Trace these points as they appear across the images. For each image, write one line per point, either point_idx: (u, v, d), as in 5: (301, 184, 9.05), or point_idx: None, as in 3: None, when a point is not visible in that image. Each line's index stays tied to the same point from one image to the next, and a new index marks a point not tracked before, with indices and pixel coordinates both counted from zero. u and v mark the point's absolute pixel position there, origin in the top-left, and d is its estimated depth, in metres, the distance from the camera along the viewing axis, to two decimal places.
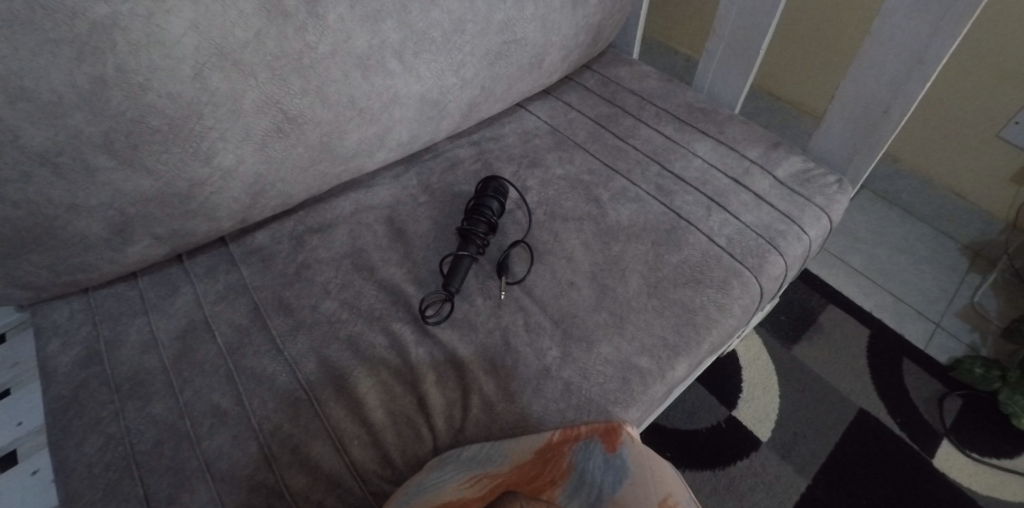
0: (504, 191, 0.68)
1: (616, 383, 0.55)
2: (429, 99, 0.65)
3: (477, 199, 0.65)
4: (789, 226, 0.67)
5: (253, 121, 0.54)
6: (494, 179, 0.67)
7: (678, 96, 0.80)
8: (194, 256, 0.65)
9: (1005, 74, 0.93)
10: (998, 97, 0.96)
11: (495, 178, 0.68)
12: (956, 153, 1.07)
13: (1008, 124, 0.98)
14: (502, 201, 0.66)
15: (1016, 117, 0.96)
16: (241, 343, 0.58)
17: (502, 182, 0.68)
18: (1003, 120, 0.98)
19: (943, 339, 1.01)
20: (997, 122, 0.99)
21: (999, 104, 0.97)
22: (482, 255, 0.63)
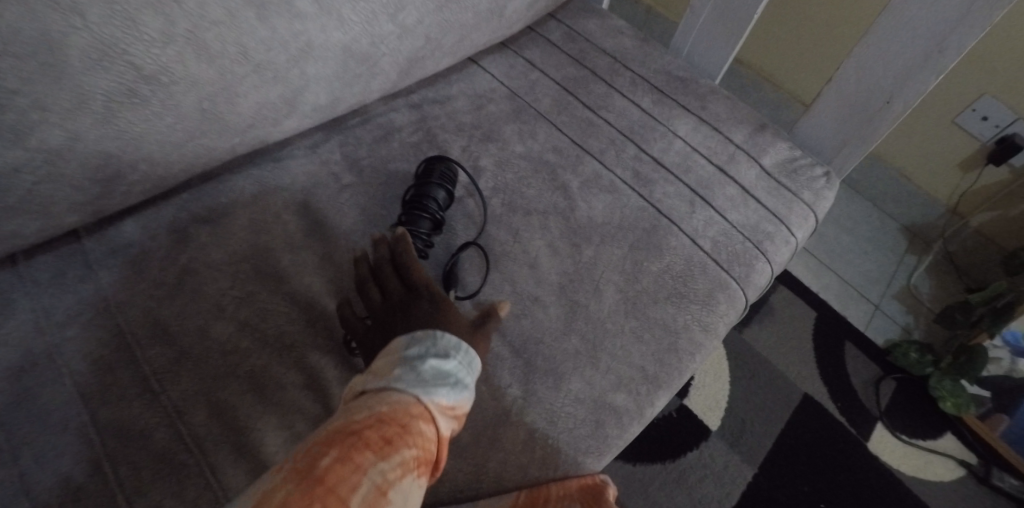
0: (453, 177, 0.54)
1: (589, 427, 0.46)
2: (356, 52, 0.49)
3: (421, 183, 0.52)
4: (777, 228, 0.59)
5: (90, 81, 0.37)
6: (443, 159, 0.54)
7: (657, 60, 0.68)
8: (29, 256, 0.47)
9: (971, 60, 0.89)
10: (961, 84, 0.93)
11: (445, 157, 0.55)
12: (909, 134, 1.04)
13: (965, 111, 0.95)
14: (452, 190, 0.53)
15: (974, 105, 0.93)
16: (100, 385, 0.43)
17: (451, 164, 0.55)
18: (961, 106, 0.95)
19: (880, 320, 1.02)
20: (954, 107, 0.96)
21: (961, 90, 0.93)
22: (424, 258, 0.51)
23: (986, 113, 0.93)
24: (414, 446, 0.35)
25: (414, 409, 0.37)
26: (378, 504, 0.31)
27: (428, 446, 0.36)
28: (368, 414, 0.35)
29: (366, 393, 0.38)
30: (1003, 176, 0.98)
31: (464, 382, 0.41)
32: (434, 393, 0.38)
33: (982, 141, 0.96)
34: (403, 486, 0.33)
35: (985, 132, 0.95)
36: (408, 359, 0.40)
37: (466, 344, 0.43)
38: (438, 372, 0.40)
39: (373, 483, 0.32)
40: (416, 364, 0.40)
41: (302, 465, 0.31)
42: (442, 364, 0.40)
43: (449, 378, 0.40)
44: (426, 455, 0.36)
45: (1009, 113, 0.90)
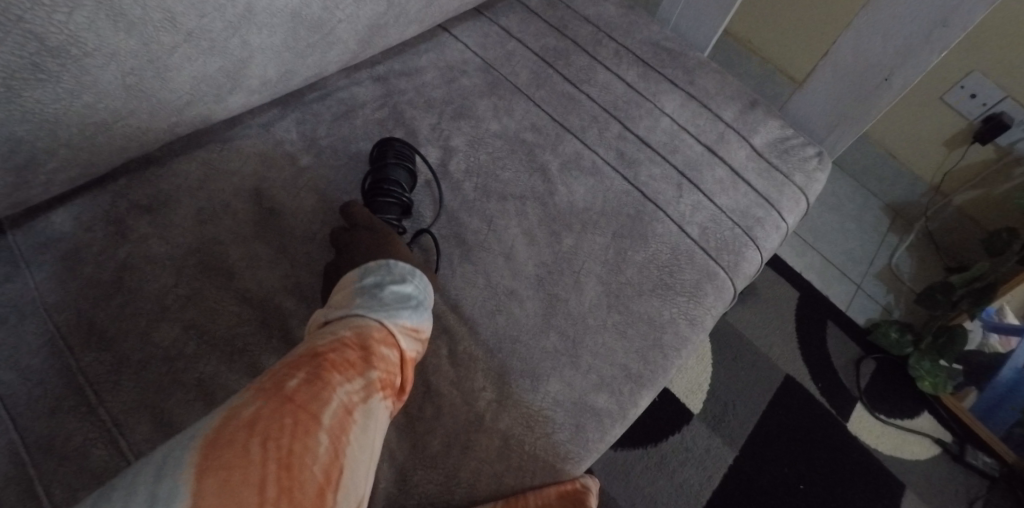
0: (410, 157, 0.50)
1: (568, 431, 0.43)
2: (308, 18, 0.43)
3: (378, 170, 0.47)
4: (768, 212, 0.56)
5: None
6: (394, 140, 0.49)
7: (643, 30, 0.63)
8: None
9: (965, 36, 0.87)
10: (950, 60, 0.91)
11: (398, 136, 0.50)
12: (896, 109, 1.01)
13: (954, 88, 0.93)
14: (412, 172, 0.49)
15: (963, 82, 0.91)
16: (27, 397, 0.38)
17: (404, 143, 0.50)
18: (949, 84, 0.93)
19: (862, 299, 1.02)
20: (943, 84, 0.94)
21: (951, 66, 0.91)
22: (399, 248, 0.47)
23: (975, 91, 0.91)
24: (380, 368, 0.36)
25: (377, 334, 0.37)
26: (344, 422, 0.33)
27: (395, 367, 0.37)
28: (333, 339, 0.36)
29: (328, 321, 0.38)
30: (987, 155, 0.96)
31: (427, 304, 0.42)
32: (397, 316, 0.38)
33: (968, 119, 0.94)
34: (370, 405, 0.35)
35: (972, 111, 0.93)
36: (366, 287, 0.39)
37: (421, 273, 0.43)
38: (399, 298, 0.39)
39: (339, 403, 0.33)
40: (376, 291, 0.39)
41: (272, 383, 0.33)
42: (402, 290, 0.40)
43: (410, 301, 0.40)
44: (392, 375, 0.37)
45: (996, 91, 0.89)
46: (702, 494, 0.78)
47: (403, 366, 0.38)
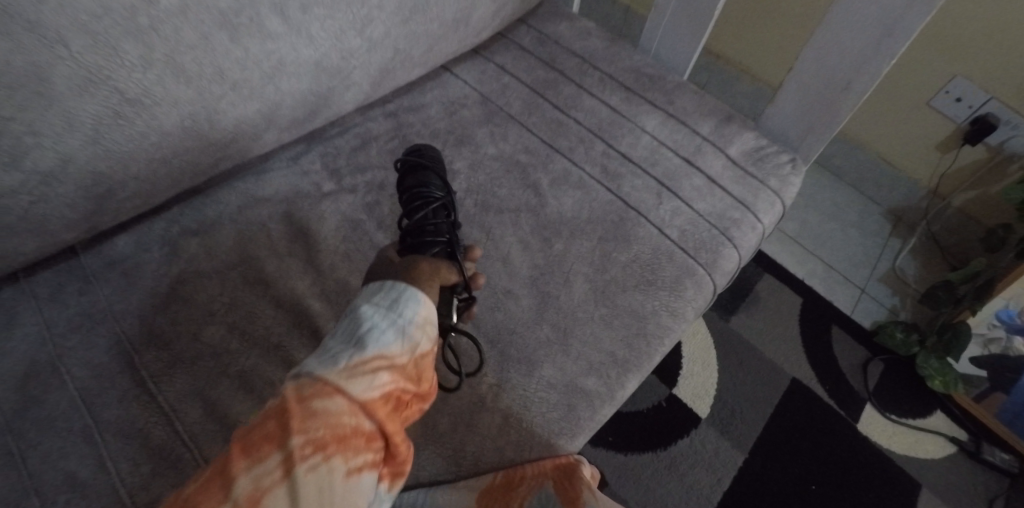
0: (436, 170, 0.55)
1: (561, 411, 0.48)
2: (328, 67, 0.52)
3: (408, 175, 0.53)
4: (743, 214, 0.61)
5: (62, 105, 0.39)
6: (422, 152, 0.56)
7: (625, 59, 0.71)
8: (30, 272, 0.51)
9: (942, 46, 0.92)
10: (933, 66, 0.95)
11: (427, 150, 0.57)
12: (887, 118, 1.06)
13: (939, 94, 0.97)
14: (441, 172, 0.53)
15: (948, 86, 0.95)
16: (102, 388, 0.46)
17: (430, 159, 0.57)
18: (935, 89, 0.97)
19: (867, 303, 1.04)
20: (929, 90, 0.98)
21: (934, 74, 0.96)
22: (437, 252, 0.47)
23: (959, 95, 0.95)
24: (303, 435, 0.35)
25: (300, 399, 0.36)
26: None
27: (341, 420, 0.36)
28: (261, 419, 0.36)
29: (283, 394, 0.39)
30: (979, 156, 0.99)
31: (392, 335, 0.40)
32: (330, 371, 0.37)
33: (957, 123, 0.98)
34: (292, 480, 0.33)
35: (959, 114, 0.97)
36: (319, 350, 0.40)
37: (392, 305, 0.42)
38: (340, 350, 0.39)
39: (257, 480, 0.33)
40: (324, 352, 0.39)
41: (192, 484, 0.34)
42: (349, 340, 0.40)
43: (355, 348, 0.39)
44: (337, 429, 0.35)
45: (982, 92, 0.93)
46: (712, 495, 0.81)
47: (359, 412, 0.37)
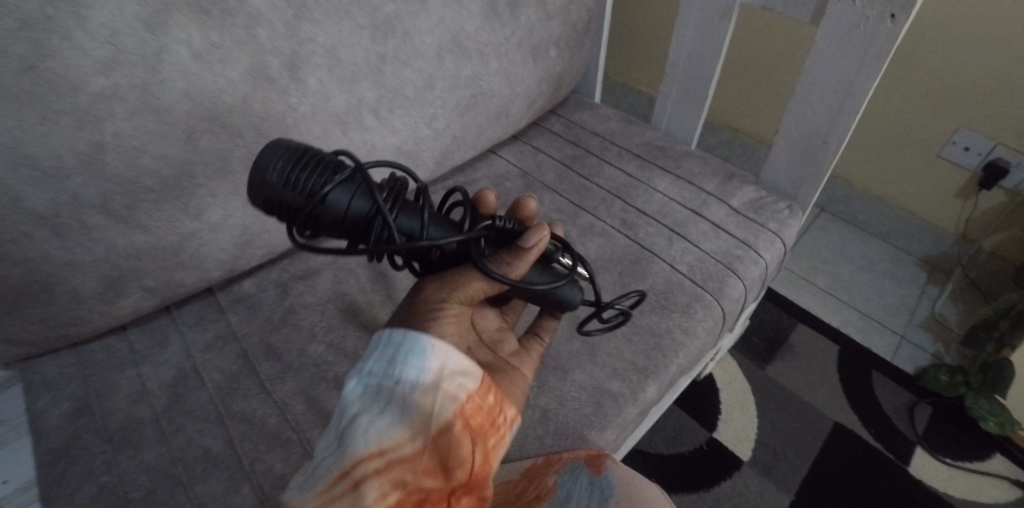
0: (306, 144, 0.39)
1: (591, 407, 0.58)
2: (405, 150, 0.70)
3: (332, 235, 0.40)
4: (745, 251, 0.71)
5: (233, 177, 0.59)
6: (266, 181, 0.37)
7: (639, 136, 0.87)
8: (182, 306, 0.68)
9: (941, 103, 1.05)
10: (937, 121, 1.07)
11: (256, 162, 0.38)
12: (905, 171, 1.17)
13: (948, 144, 1.08)
14: (325, 176, 0.38)
15: (954, 137, 1.06)
16: (231, 388, 0.60)
17: (277, 155, 0.38)
18: (943, 141, 1.08)
19: (908, 351, 1.07)
20: (937, 143, 1.09)
21: (940, 127, 1.07)
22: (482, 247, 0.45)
23: (966, 144, 1.05)
24: None
25: None
26: None
27: None
28: None
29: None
30: (999, 199, 1.07)
31: (383, 421, 0.40)
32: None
33: (970, 169, 1.07)
34: None
35: (970, 161, 1.06)
36: (314, 462, 0.40)
37: (383, 401, 0.41)
38: (324, 473, 0.39)
39: None
40: (313, 469, 0.40)
41: None
42: (336, 457, 0.39)
43: (336, 471, 0.39)
44: None
45: (985, 140, 1.03)
46: None
47: None
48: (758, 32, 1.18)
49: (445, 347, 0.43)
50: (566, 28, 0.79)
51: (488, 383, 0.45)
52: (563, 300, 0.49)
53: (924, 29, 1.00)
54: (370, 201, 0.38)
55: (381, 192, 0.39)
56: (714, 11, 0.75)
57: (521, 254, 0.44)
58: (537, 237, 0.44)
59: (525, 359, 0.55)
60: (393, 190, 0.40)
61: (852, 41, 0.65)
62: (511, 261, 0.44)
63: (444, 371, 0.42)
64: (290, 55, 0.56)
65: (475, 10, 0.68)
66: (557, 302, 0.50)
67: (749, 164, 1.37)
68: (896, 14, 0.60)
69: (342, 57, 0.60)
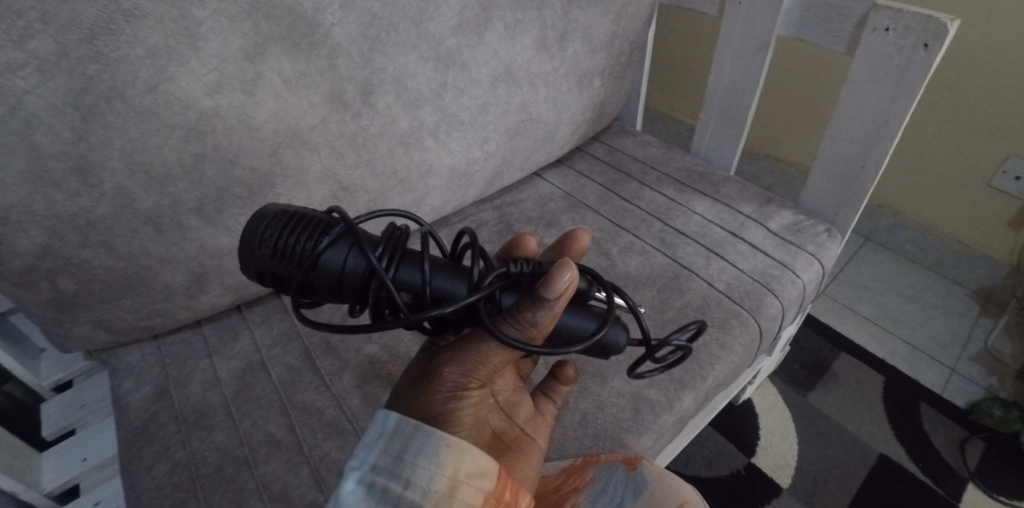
0: (298, 208, 0.38)
1: (628, 412, 0.60)
2: (459, 169, 0.76)
3: (334, 298, 0.38)
4: (783, 271, 0.73)
5: (279, 202, 0.63)
6: (256, 253, 0.37)
7: (678, 162, 0.91)
8: (251, 306, 0.74)
9: (989, 132, 1.05)
10: (985, 150, 1.07)
11: (245, 235, 0.37)
12: (953, 200, 1.16)
13: (997, 174, 1.07)
14: (314, 238, 0.37)
15: (1003, 166, 1.06)
16: (293, 381, 0.65)
17: (266, 221, 0.37)
18: (992, 170, 1.08)
19: (959, 384, 1.04)
20: (986, 172, 1.09)
21: (988, 156, 1.07)
22: (502, 296, 0.39)
23: (1017, 173, 1.05)
24: None
25: None
26: None
27: None
28: None
29: None
30: None
31: None
32: None
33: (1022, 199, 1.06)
34: None
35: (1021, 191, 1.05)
36: None
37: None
38: None
39: None
40: None
41: None
42: None
43: None
44: None
45: None
46: None
47: None
48: (797, 62, 1.21)
49: (463, 445, 0.38)
50: (610, 60, 0.85)
51: (505, 479, 0.40)
52: (610, 344, 0.41)
53: (970, 59, 1.01)
54: (362, 259, 0.36)
55: (374, 250, 0.36)
56: (752, 45, 0.79)
57: (543, 302, 0.37)
58: (561, 282, 0.37)
59: (540, 424, 0.52)
60: (389, 243, 0.37)
61: (886, 70, 0.68)
62: (533, 314, 0.37)
63: (459, 475, 0.38)
64: (364, 82, 0.63)
65: (527, 43, 0.74)
66: (604, 348, 0.42)
67: (789, 192, 1.38)
68: (929, 43, 0.63)
69: (408, 84, 0.67)
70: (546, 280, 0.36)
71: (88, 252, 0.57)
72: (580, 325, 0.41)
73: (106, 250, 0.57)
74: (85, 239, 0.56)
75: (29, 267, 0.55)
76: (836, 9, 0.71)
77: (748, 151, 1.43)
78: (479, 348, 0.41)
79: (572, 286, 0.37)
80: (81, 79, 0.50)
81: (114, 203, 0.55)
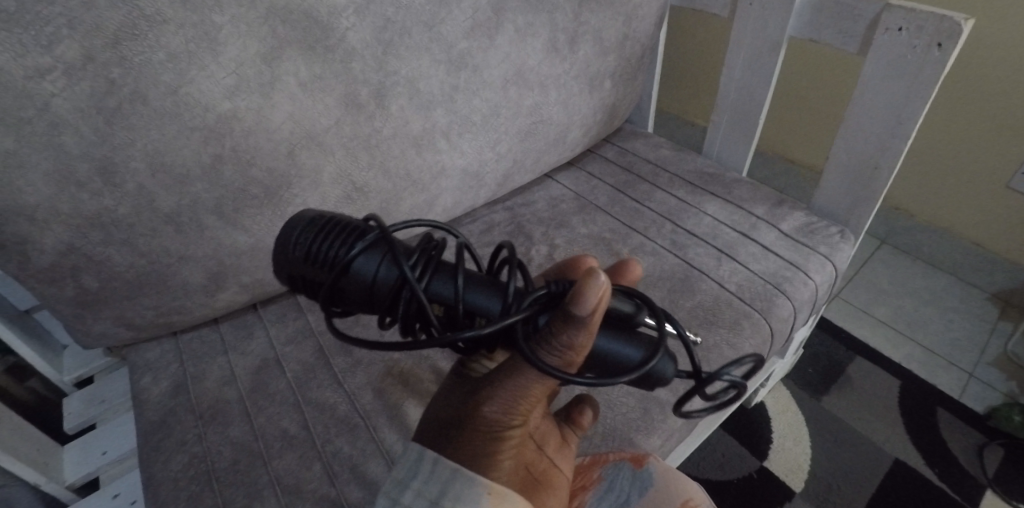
0: (334, 215, 0.40)
1: (638, 412, 0.60)
2: (471, 171, 0.77)
3: (365, 307, 0.39)
4: (795, 272, 0.73)
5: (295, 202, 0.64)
6: (292, 257, 0.38)
7: (689, 163, 0.91)
8: (266, 305, 0.76)
9: (1007, 133, 1.03)
10: (1003, 152, 1.05)
11: (284, 239, 0.38)
12: (970, 203, 1.14)
13: (1015, 176, 1.06)
14: (349, 244, 0.37)
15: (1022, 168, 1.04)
16: (307, 378, 0.67)
17: (304, 228, 0.38)
18: (1011, 172, 1.06)
19: (977, 389, 1.02)
20: (1004, 174, 1.07)
21: (1007, 158, 1.05)
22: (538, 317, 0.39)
23: None
24: None
25: None
26: None
27: None
28: None
29: None
30: None
31: None
32: None
33: None
34: None
35: None
36: None
37: None
38: None
39: None
40: None
41: None
42: None
43: None
44: None
45: None
46: None
47: None
48: (810, 64, 1.20)
49: (503, 493, 0.38)
50: (621, 62, 0.85)
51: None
52: (657, 374, 0.39)
53: (988, 59, 1.00)
54: (393, 268, 0.37)
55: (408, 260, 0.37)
56: (764, 46, 0.79)
57: (577, 323, 0.36)
58: (590, 298, 0.36)
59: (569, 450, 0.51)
60: (422, 254, 0.37)
61: (900, 70, 0.68)
62: (567, 335, 0.37)
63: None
64: (378, 84, 0.65)
65: (538, 46, 0.75)
66: (651, 378, 0.40)
67: (802, 194, 1.37)
68: (942, 42, 0.63)
69: (421, 87, 0.68)
70: (573, 296, 0.36)
71: (110, 250, 0.58)
72: (622, 353, 0.39)
73: (127, 248, 0.59)
74: (108, 237, 0.58)
75: (54, 265, 0.57)
76: (848, 10, 0.70)
77: (760, 153, 1.43)
78: (518, 382, 0.41)
79: (602, 301, 0.36)
80: (105, 82, 0.51)
81: (136, 202, 0.57)
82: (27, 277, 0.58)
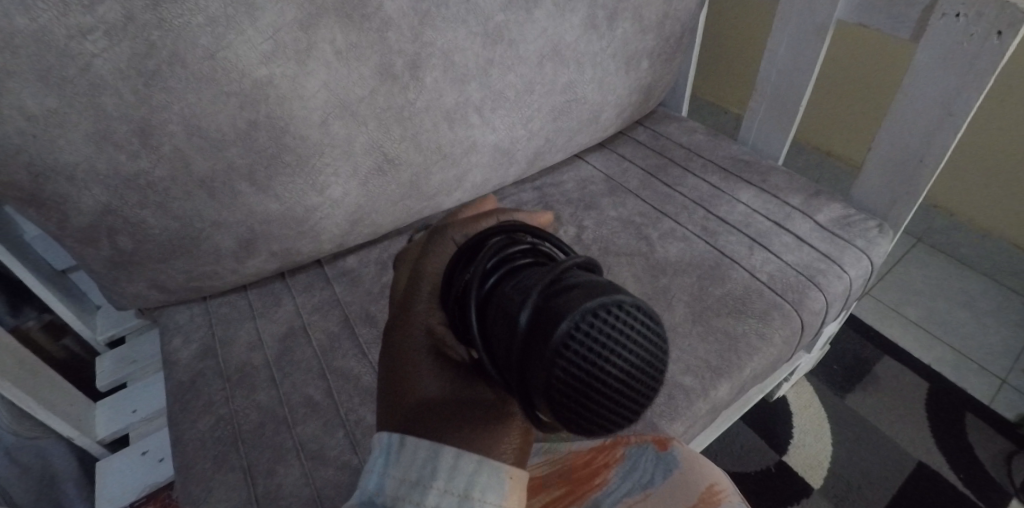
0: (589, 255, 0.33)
1: (662, 397, 0.60)
2: (502, 148, 0.77)
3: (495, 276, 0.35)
4: (829, 265, 0.71)
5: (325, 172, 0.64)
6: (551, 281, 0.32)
7: (725, 149, 0.89)
8: (294, 274, 0.76)
9: None
10: None
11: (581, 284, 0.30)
12: (1014, 201, 1.10)
13: None
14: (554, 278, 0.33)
15: None
16: (332, 347, 0.67)
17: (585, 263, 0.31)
18: None
19: (1010, 395, 0.99)
20: None
21: None
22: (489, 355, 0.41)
23: None
24: None
25: None
26: None
27: None
28: None
29: None
30: None
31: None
32: None
33: None
34: None
35: None
36: None
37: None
38: None
39: None
40: None
41: None
42: None
43: None
44: None
45: None
46: None
47: None
48: (856, 51, 1.16)
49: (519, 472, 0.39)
50: (659, 42, 0.83)
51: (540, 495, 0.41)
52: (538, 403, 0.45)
53: None
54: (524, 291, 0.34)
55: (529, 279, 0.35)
56: (810, 29, 0.77)
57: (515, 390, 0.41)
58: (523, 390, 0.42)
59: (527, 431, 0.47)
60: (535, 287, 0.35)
61: (955, 58, 0.64)
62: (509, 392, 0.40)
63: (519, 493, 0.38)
64: (413, 56, 0.64)
65: (576, 22, 0.73)
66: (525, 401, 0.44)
67: (837, 187, 1.34)
68: (1003, 30, 0.60)
69: (455, 60, 0.67)
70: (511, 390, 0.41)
71: (145, 213, 0.59)
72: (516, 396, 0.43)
73: (162, 211, 0.60)
74: (144, 199, 0.58)
75: (91, 224, 0.58)
76: None
77: (796, 143, 1.39)
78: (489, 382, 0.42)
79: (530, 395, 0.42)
80: (144, 44, 0.51)
81: (172, 165, 0.57)
82: (64, 235, 0.59)
